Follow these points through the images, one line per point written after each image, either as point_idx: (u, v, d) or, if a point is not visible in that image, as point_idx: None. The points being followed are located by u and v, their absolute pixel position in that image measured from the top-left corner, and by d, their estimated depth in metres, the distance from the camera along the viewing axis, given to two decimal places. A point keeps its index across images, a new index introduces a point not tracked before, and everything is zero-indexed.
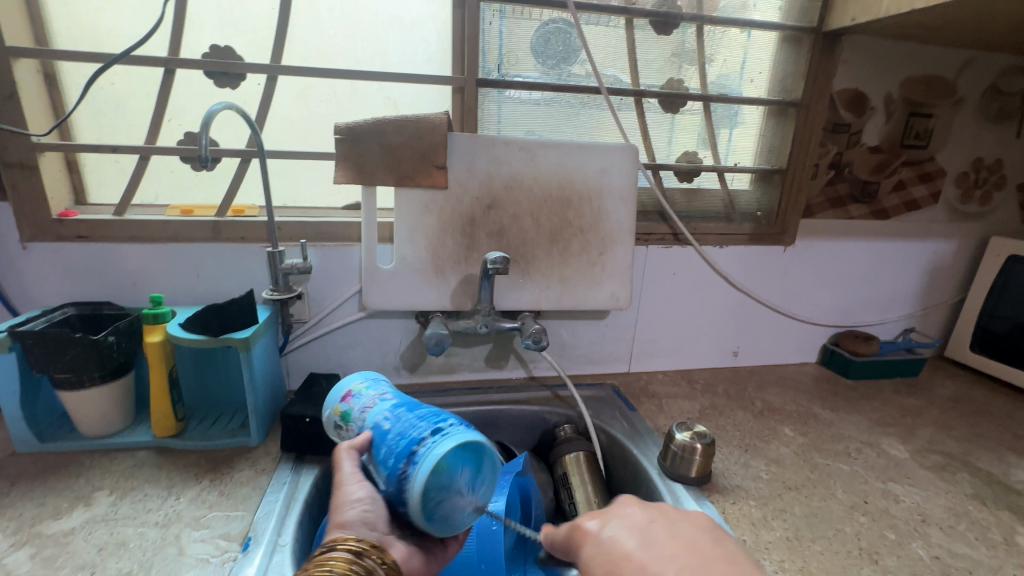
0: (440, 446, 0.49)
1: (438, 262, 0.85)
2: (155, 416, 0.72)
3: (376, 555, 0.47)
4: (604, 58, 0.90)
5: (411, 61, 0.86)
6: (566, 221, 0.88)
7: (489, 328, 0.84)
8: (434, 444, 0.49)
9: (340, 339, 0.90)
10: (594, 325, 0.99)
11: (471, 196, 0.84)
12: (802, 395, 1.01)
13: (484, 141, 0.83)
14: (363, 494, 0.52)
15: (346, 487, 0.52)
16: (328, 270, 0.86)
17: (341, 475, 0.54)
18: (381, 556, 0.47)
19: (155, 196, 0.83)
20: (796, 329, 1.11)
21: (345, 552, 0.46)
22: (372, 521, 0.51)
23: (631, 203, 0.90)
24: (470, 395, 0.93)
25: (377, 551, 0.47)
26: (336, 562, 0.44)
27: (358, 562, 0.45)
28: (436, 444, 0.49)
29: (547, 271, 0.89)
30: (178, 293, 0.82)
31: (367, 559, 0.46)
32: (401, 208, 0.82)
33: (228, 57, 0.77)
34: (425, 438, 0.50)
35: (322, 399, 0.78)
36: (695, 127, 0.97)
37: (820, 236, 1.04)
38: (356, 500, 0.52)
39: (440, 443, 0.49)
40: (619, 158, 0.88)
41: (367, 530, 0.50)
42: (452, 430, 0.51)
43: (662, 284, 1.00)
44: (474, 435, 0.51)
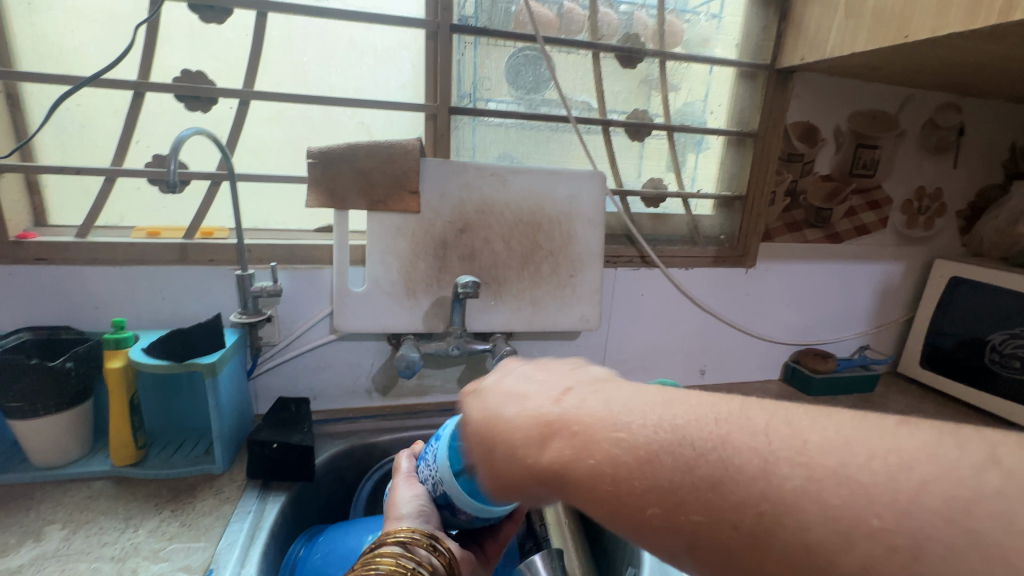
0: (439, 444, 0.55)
1: (410, 285, 0.86)
2: (113, 444, 0.70)
3: (426, 546, 0.47)
4: (573, 88, 0.94)
5: (386, 87, 0.87)
6: (537, 243, 0.90)
7: (461, 351, 0.85)
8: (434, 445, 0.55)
9: (309, 362, 0.89)
10: (565, 345, 1.01)
11: (443, 220, 0.86)
12: None
13: (455, 166, 0.85)
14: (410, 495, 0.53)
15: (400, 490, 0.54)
16: (299, 293, 0.86)
17: (397, 480, 0.58)
18: (432, 544, 0.48)
19: (120, 217, 0.82)
20: (759, 348, 1.15)
21: (393, 546, 0.46)
22: (426, 515, 0.52)
23: (599, 226, 0.93)
24: (442, 418, 0.93)
25: (427, 541, 0.48)
26: (384, 558, 0.44)
27: (407, 555, 0.45)
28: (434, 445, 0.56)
29: (519, 293, 0.90)
30: (142, 317, 0.80)
31: (417, 551, 0.46)
32: (373, 231, 0.83)
33: (200, 81, 0.77)
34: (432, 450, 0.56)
35: (290, 424, 0.77)
36: (660, 154, 1.02)
37: (779, 259, 1.09)
38: (409, 498, 0.53)
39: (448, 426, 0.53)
40: (588, 184, 0.91)
41: (421, 522, 0.51)
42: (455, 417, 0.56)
43: (630, 305, 1.03)
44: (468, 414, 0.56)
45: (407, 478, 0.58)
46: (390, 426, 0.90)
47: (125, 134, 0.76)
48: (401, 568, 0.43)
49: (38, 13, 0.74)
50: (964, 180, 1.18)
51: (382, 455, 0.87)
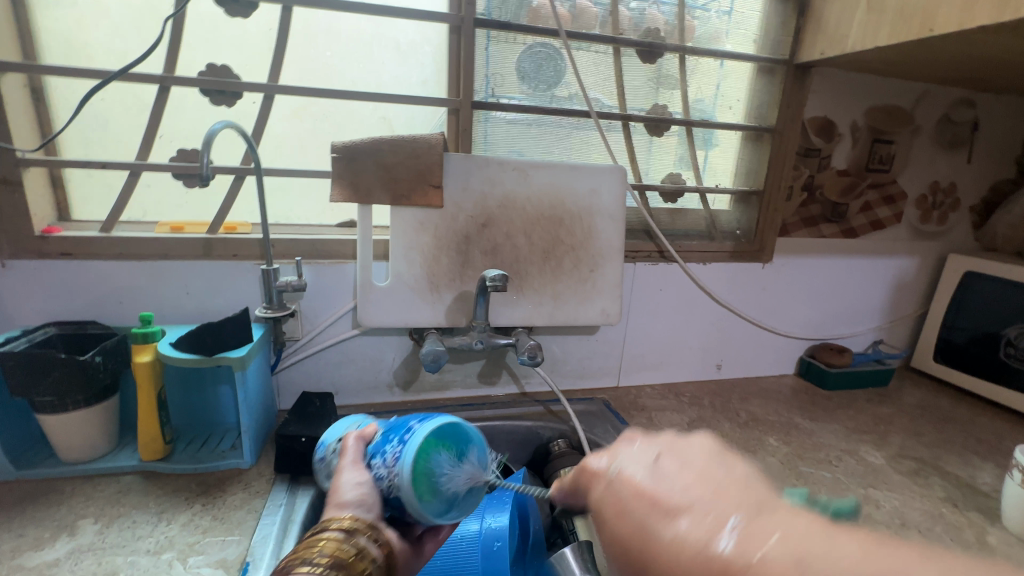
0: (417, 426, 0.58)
1: (433, 279, 0.86)
2: (141, 439, 0.70)
3: (368, 533, 0.50)
4: (591, 83, 0.94)
5: (407, 82, 0.87)
6: (558, 238, 0.90)
7: (484, 345, 0.85)
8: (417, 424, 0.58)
9: (331, 357, 0.89)
10: (584, 340, 1.01)
11: (466, 214, 0.86)
12: (782, 405, 1.05)
13: (478, 161, 0.86)
14: (355, 480, 0.57)
15: (343, 474, 0.58)
16: (322, 288, 0.86)
17: (342, 462, 0.61)
18: (373, 534, 0.51)
19: (143, 213, 0.81)
20: (775, 343, 1.16)
21: (337, 531, 0.49)
22: (367, 504, 0.55)
23: (620, 221, 0.93)
24: (463, 412, 0.93)
25: (369, 530, 0.51)
26: (328, 541, 0.48)
27: (348, 541, 0.48)
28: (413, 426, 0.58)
29: (540, 287, 0.91)
30: (167, 312, 0.80)
31: (358, 537, 0.49)
32: (397, 226, 0.84)
33: (224, 75, 0.77)
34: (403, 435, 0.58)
35: (316, 418, 0.77)
36: (675, 148, 1.02)
37: (795, 254, 1.10)
38: (354, 484, 0.57)
39: (419, 432, 0.57)
40: (608, 178, 0.91)
41: (362, 511, 0.54)
42: (421, 424, 0.58)
43: (649, 300, 1.03)
44: (443, 419, 0.59)
45: (352, 464, 0.60)
46: None
47: (149, 129, 0.76)
48: (342, 553, 0.47)
49: (62, 8, 0.73)
50: (978, 176, 1.18)
51: None
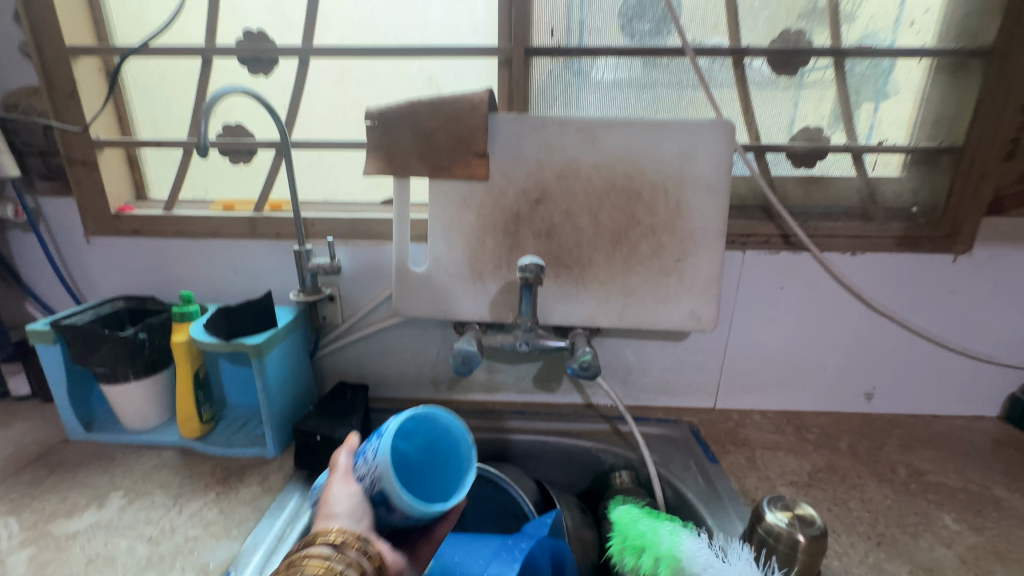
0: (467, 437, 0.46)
1: (476, 266, 0.73)
2: (180, 417, 0.70)
3: (358, 546, 0.39)
4: (701, 21, 0.70)
5: (455, 32, 0.74)
6: (633, 217, 0.70)
7: (530, 347, 0.70)
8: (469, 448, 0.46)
9: (373, 346, 0.82)
10: (669, 347, 0.80)
11: (516, 189, 0.71)
12: (972, 464, 0.72)
13: (532, 122, 0.69)
14: (347, 491, 0.44)
15: (332, 486, 0.44)
16: (361, 272, 0.78)
17: (330, 478, 0.46)
18: (365, 546, 0.39)
19: (205, 191, 0.82)
20: (966, 370, 0.80)
21: (320, 548, 0.38)
22: (361, 513, 0.42)
23: (722, 194, 0.69)
24: (510, 422, 0.80)
25: (360, 542, 0.39)
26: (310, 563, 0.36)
27: (336, 560, 0.37)
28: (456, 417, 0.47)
29: (607, 279, 0.72)
30: (220, 290, 0.80)
31: (348, 553, 0.38)
32: (436, 202, 0.72)
33: (260, 41, 0.72)
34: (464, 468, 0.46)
35: (341, 413, 0.71)
36: (823, 96, 0.73)
37: (1016, 242, 0.73)
38: (344, 495, 0.44)
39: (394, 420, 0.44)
40: (707, 137, 0.68)
41: (356, 520, 0.42)
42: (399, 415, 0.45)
43: (762, 302, 0.78)
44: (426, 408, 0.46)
45: (342, 473, 0.46)
46: None
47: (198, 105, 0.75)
48: None
49: None
50: None
51: None
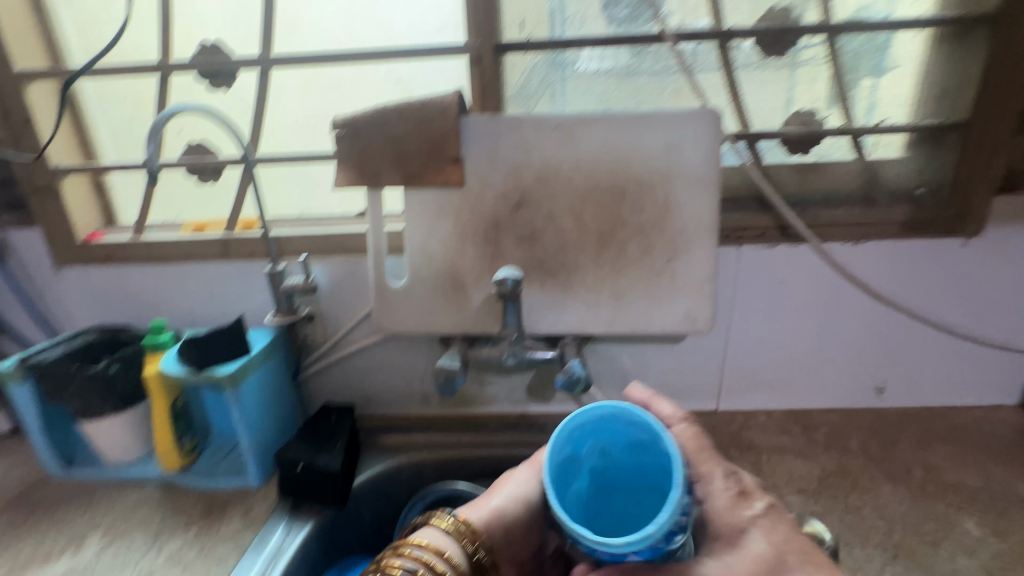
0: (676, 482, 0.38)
1: (457, 277, 0.70)
2: (160, 450, 0.68)
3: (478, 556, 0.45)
4: (684, 5, 0.67)
5: (422, 31, 0.70)
6: (619, 218, 0.67)
7: (517, 360, 0.67)
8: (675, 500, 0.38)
9: (358, 364, 0.79)
10: (666, 350, 0.76)
11: (494, 194, 0.68)
12: (991, 460, 0.68)
13: (506, 122, 0.66)
14: (511, 488, 0.51)
15: (519, 469, 0.53)
16: (340, 289, 0.75)
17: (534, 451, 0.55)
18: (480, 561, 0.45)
19: (176, 213, 0.80)
20: (983, 358, 0.76)
21: (448, 534, 0.46)
22: (503, 523, 0.49)
23: (711, 188, 0.65)
24: (504, 437, 0.77)
25: (480, 552, 0.46)
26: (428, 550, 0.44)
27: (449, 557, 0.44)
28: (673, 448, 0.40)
29: (595, 284, 0.68)
30: (197, 314, 0.78)
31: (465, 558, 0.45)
32: (411, 213, 0.69)
33: (215, 54, 0.68)
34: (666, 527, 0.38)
35: (324, 438, 0.69)
36: (816, 77, 0.69)
37: None
38: (512, 488, 0.51)
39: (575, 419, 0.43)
40: (692, 128, 0.64)
41: (496, 528, 0.48)
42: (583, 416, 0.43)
43: (762, 298, 0.74)
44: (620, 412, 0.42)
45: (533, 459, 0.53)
46: (443, 441, 0.77)
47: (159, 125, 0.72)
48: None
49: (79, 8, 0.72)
50: None
51: (432, 476, 0.75)
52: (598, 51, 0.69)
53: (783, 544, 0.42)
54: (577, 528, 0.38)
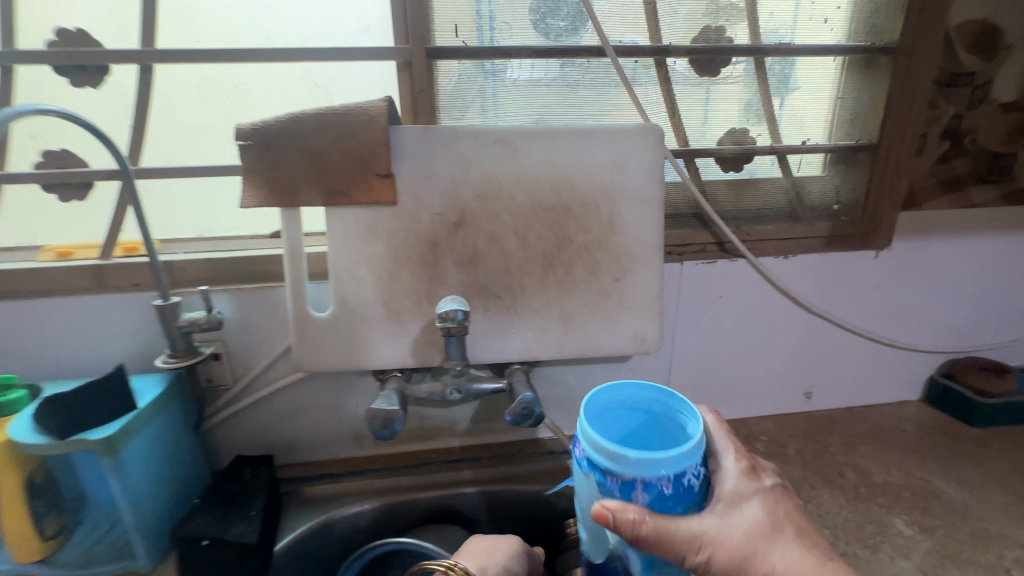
0: (695, 439, 0.40)
1: (391, 305, 0.63)
2: (9, 539, 0.53)
3: None
4: (620, 17, 0.64)
5: (342, 30, 0.63)
6: (565, 237, 0.63)
7: (463, 395, 0.61)
8: (689, 453, 0.39)
9: (276, 407, 0.69)
10: (613, 370, 0.74)
11: (430, 212, 0.61)
12: (908, 456, 0.73)
13: (443, 135, 0.60)
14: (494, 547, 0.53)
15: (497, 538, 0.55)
16: (251, 322, 0.65)
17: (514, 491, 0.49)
18: None
19: (31, 235, 0.65)
20: (892, 360, 0.82)
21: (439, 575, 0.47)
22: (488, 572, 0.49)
23: (655, 206, 0.64)
24: (449, 475, 0.71)
25: None
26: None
27: None
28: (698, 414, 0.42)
29: (542, 307, 0.65)
30: (63, 360, 0.63)
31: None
32: (336, 234, 0.61)
33: (83, 43, 0.56)
34: (673, 473, 0.39)
35: (235, 502, 0.58)
36: (739, 93, 0.69)
37: (929, 234, 0.75)
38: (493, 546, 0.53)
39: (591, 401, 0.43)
40: (635, 145, 0.62)
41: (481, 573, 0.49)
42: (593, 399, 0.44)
43: (703, 313, 0.74)
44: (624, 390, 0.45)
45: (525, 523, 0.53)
46: (382, 486, 0.70)
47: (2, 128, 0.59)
48: None
49: None
50: None
51: (370, 527, 0.67)
52: (534, 61, 0.65)
53: (771, 536, 0.42)
54: (596, 450, 0.39)
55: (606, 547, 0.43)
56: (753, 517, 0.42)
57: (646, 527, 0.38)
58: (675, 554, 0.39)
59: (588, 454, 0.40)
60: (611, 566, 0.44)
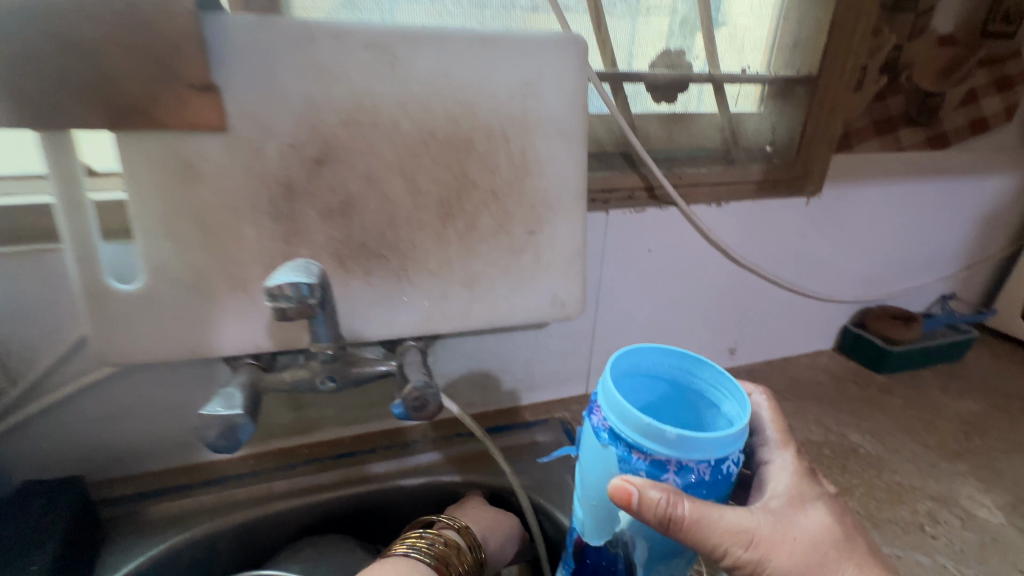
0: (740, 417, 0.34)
1: (234, 271, 0.47)
2: None
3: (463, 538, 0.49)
4: None
5: None
6: (466, 178, 0.50)
7: (339, 383, 0.49)
8: (736, 436, 0.32)
9: (86, 410, 0.51)
10: (531, 337, 0.64)
11: (279, 143, 0.45)
12: (825, 409, 0.72)
13: (288, 31, 0.43)
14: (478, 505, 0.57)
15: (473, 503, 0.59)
16: (21, 299, 0.45)
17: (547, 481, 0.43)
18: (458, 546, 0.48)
19: None
20: (812, 311, 0.80)
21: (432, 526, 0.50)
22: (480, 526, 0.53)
23: (577, 140, 0.52)
24: (336, 472, 0.58)
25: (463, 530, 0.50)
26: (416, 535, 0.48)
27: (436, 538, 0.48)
28: (739, 389, 0.35)
29: (441, 269, 0.52)
30: None
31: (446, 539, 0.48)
32: (135, 171, 0.43)
33: None
34: (715, 458, 0.32)
35: (17, 551, 0.42)
36: (675, 4, 0.58)
37: (857, 180, 0.71)
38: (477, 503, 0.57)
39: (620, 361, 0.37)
40: (552, 60, 0.49)
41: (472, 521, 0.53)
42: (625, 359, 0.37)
43: (630, 270, 0.65)
44: (661, 353, 0.38)
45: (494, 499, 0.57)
46: (248, 495, 0.55)
47: None
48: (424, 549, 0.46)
49: None
50: None
51: (231, 549, 0.53)
52: None
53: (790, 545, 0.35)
54: (625, 421, 0.33)
55: (612, 531, 0.36)
56: (821, 522, 0.37)
57: (680, 513, 0.32)
58: (705, 544, 0.33)
59: (614, 424, 0.33)
60: (611, 552, 0.37)
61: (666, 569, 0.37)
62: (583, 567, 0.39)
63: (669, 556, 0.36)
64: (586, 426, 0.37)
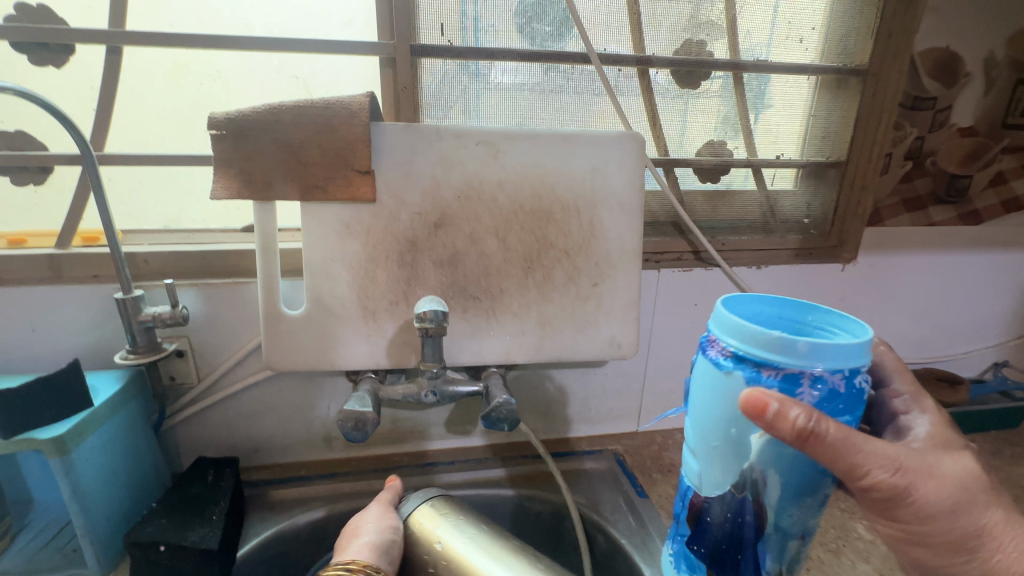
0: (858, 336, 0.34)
1: (368, 304, 0.62)
2: None
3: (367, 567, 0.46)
4: (605, 27, 0.65)
5: (323, 23, 0.61)
6: (545, 240, 0.63)
7: (439, 397, 0.60)
8: (861, 348, 0.33)
9: (243, 406, 0.66)
10: (590, 374, 0.75)
11: (410, 211, 0.61)
12: None
13: (425, 133, 0.59)
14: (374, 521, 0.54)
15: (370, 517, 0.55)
16: (219, 318, 0.62)
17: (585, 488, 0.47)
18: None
19: None
20: None
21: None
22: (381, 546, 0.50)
23: (635, 213, 0.65)
24: (421, 478, 0.69)
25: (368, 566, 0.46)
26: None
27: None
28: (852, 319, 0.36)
29: (521, 310, 0.64)
30: (10, 356, 0.59)
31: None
32: (311, 230, 0.59)
33: (45, 20, 0.54)
34: (845, 369, 0.33)
35: (197, 506, 0.56)
36: (719, 107, 0.71)
37: (892, 250, 0.78)
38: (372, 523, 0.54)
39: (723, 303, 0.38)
40: (617, 152, 0.63)
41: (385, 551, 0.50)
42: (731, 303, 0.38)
43: (678, 320, 0.75)
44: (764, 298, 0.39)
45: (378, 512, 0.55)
46: (352, 489, 0.67)
47: None
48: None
49: None
50: None
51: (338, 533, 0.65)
52: (517, 64, 0.65)
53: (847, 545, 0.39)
54: (748, 341, 0.33)
55: (740, 470, 0.36)
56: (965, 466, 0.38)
57: (821, 429, 0.32)
58: (847, 465, 0.33)
59: (736, 348, 0.34)
60: (740, 495, 0.37)
61: (797, 513, 0.37)
62: (709, 522, 0.39)
63: (804, 494, 0.37)
64: (700, 365, 0.38)
